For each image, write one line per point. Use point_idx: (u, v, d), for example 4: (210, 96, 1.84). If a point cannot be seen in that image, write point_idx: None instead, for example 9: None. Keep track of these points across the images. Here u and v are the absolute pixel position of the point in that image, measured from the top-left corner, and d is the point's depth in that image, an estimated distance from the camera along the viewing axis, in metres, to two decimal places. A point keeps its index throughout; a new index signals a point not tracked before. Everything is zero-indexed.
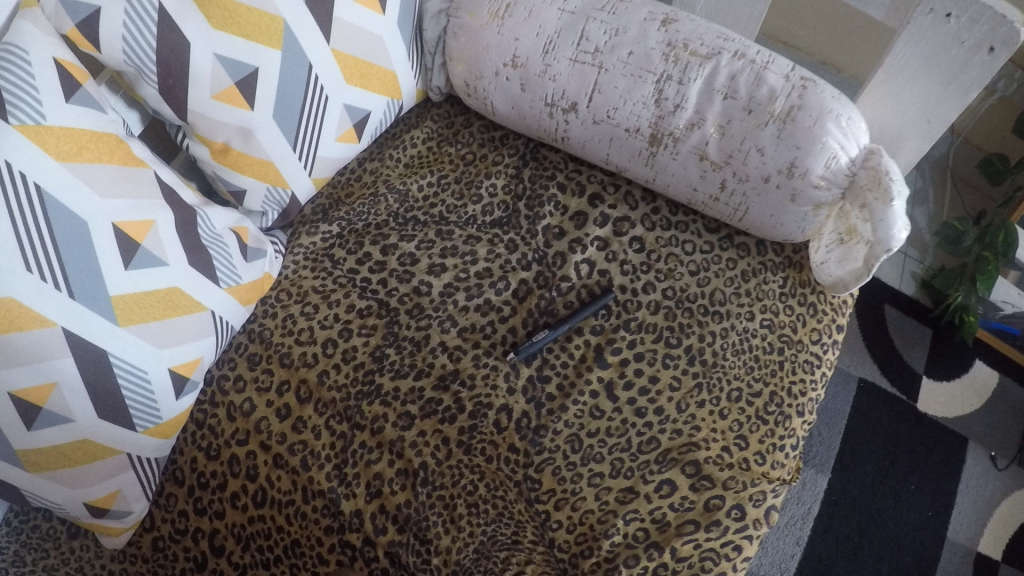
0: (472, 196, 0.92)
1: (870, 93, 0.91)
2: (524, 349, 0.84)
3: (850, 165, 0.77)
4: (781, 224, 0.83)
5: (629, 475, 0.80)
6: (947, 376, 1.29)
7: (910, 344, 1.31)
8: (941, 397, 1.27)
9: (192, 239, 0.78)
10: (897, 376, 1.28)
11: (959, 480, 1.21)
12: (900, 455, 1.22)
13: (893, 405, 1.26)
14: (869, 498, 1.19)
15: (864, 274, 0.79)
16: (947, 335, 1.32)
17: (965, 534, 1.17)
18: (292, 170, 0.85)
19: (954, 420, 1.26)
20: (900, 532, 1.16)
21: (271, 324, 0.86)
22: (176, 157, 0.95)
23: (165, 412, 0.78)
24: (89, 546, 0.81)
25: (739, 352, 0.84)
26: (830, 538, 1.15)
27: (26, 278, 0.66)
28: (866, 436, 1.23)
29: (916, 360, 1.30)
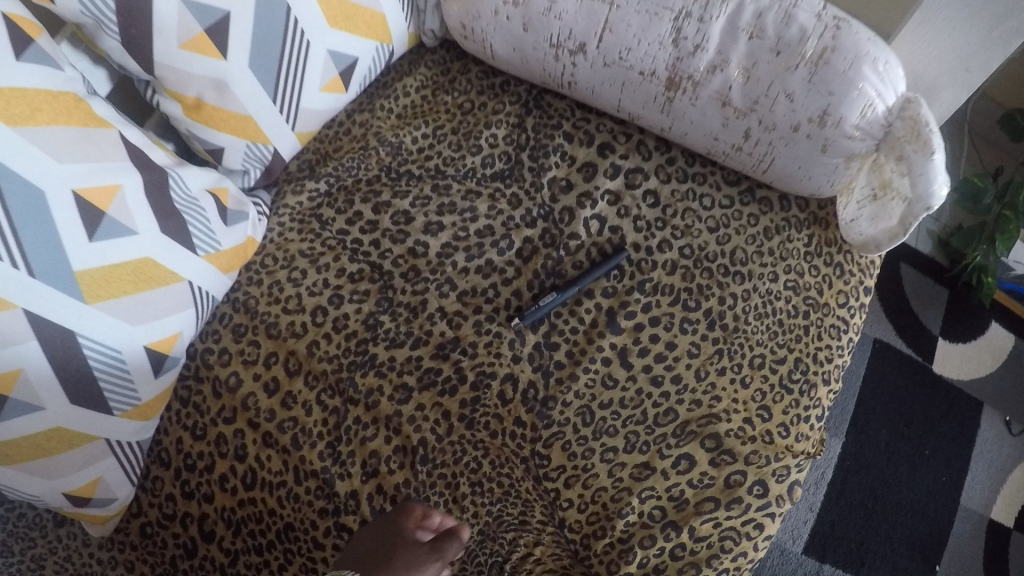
0: (471, 147, 0.84)
1: (904, 36, 0.83)
2: (532, 312, 0.77)
3: (886, 114, 0.70)
4: (808, 176, 0.76)
5: (645, 450, 0.74)
6: (964, 337, 1.23)
7: (927, 304, 1.25)
8: (958, 359, 1.22)
9: (164, 204, 0.71)
10: (913, 336, 1.23)
11: (973, 444, 1.17)
12: (914, 417, 1.17)
13: (909, 367, 1.20)
14: (883, 463, 1.13)
15: (899, 234, 0.73)
16: (964, 294, 1.26)
17: (978, 500, 1.13)
18: (273, 124, 0.77)
19: (970, 382, 1.21)
20: (913, 497, 1.12)
21: (256, 292, 0.79)
22: (149, 120, 0.85)
23: (143, 392, 0.73)
24: (76, 534, 0.77)
25: (762, 317, 0.78)
26: (843, 504, 1.10)
27: None
28: (883, 399, 1.18)
29: (932, 321, 1.24)
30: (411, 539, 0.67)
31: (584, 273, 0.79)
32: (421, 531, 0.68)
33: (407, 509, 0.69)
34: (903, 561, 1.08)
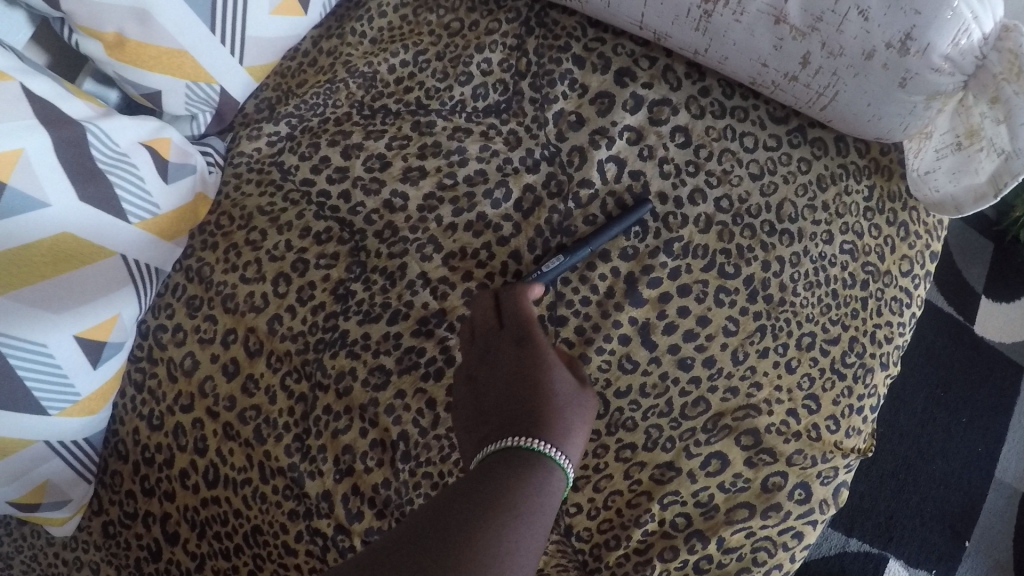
0: (459, 75, 0.69)
1: None
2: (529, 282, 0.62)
3: (981, 44, 0.55)
4: (879, 116, 0.61)
5: (669, 447, 0.62)
6: (1011, 296, 1.07)
7: (971, 258, 1.09)
8: (1002, 319, 1.06)
9: (84, 164, 0.59)
10: (953, 293, 1.07)
11: (1011, 414, 1.01)
12: (953, 380, 1.02)
13: (950, 329, 1.05)
14: (917, 431, 1.00)
15: (987, 196, 0.59)
16: (1015, 247, 1.09)
17: (1014, 473, 0.98)
18: (216, 58, 0.64)
19: (1013, 347, 1.05)
20: (947, 471, 0.98)
21: (211, 259, 0.67)
22: (82, 70, 0.69)
23: (83, 387, 0.63)
24: (40, 533, 0.70)
25: (813, 287, 0.64)
26: (873, 474, 0.98)
27: None
28: (920, 360, 1.03)
29: (974, 278, 1.08)
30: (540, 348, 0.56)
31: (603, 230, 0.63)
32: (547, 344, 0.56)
33: (518, 308, 0.58)
34: (934, 538, 0.95)
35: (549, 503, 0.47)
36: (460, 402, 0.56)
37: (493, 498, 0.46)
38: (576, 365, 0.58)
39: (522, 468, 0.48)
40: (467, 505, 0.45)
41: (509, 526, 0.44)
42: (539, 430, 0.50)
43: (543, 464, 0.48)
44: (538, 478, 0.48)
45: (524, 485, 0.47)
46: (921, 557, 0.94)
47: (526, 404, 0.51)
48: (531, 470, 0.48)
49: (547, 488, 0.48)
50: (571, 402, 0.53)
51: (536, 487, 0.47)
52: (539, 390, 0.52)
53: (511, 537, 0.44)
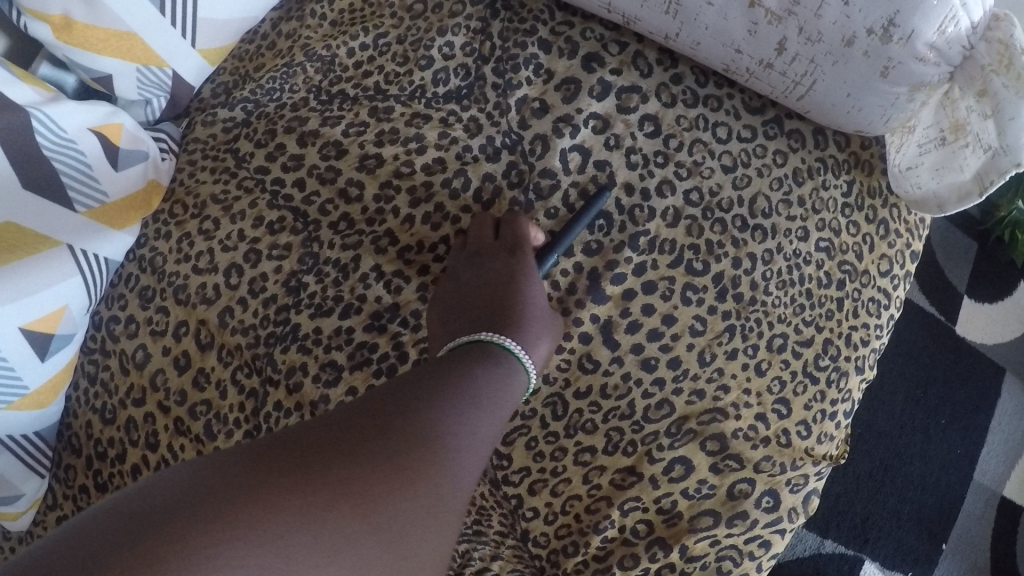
0: (420, 60, 0.66)
1: None
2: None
3: (970, 34, 0.52)
4: (859, 108, 0.57)
5: (630, 451, 0.60)
6: (992, 296, 1.03)
7: (953, 258, 1.05)
8: (984, 320, 1.02)
9: (28, 152, 0.57)
10: (936, 292, 1.03)
11: (992, 415, 0.98)
12: (934, 381, 0.98)
13: (932, 330, 1.01)
14: (897, 431, 0.96)
15: (970, 194, 0.55)
16: (998, 248, 1.05)
17: (992, 475, 0.96)
18: (169, 40, 0.62)
19: (995, 349, 1.01)
20: (927, 473, 0.95)
21: (164, 248, 0.64)
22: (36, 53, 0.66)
23: (31, 380, 0.61)
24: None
25: (786, 286, 0.61)
26: (850, 475, 0.94)
27: None
28: (899, 359, 0.99)
29: (956, 277, 1.04)
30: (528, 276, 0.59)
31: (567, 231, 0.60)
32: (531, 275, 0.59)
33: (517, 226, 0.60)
34: (910, 539, 0.92)
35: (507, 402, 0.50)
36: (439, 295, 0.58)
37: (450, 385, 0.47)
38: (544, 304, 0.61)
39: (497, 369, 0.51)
40: (422, 382, 0.47)
41: (462, 411, 0.46)
42: (517, 333, 0.53)
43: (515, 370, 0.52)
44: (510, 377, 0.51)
45: (489, 388, 0.49)
46: (896, 559, 0.91)
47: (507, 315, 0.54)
48: (504, 371, 0.51)
49: (514, 392, 0.51)
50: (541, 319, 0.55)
51: (504, 386, 0.50)
52: (523, 307, 0.55)
53: (459, 420, 0.46)
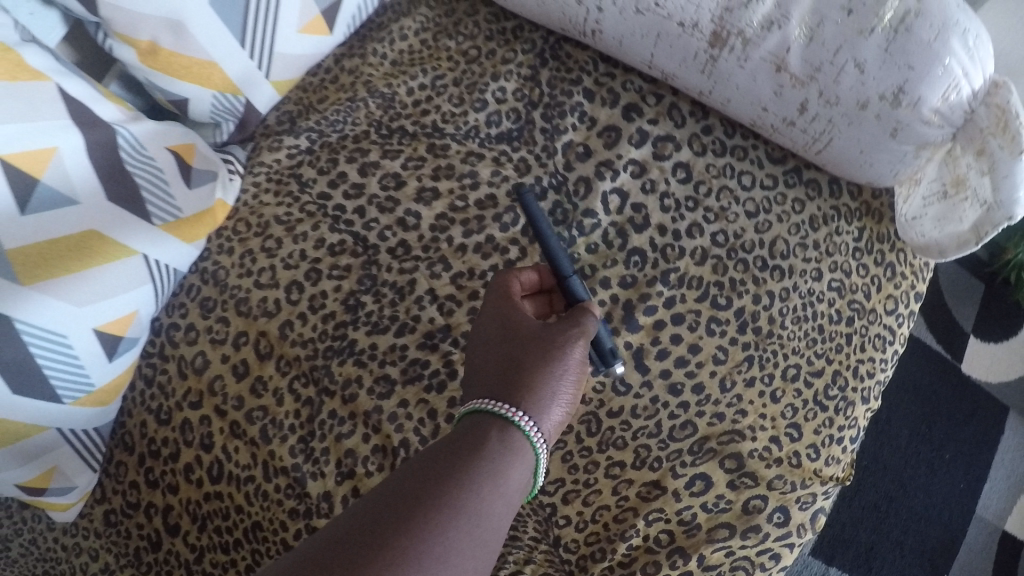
0: (474, 102, 0.73)
1: None
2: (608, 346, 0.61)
3: (971, 99, 0.58)
4: (870, 163, 0.63)
5: (656, 467, 0.65)
6: (998, 336, 1.11)
7: (961, 299, 1.14)
8: (989, 360, 1.10)
9: (114, 167, 0.63)
10: (942, 331, 1.11)
11: (995, 451, 1.05)
12: (938, 419, 1.05)
13: (939, 368, 1.09)
14: (902, 464, 1.03)
15: (969, 243, 0.60)
16: (1005, 289, 1.14)
17: (994, 509, 1.02)
18: (243, 69, 0.67)
19: (998, 387, 1.09)
20: (929, 505, 1.01)
21: (226, 262, 0.69)
22: (109, 73, 0.71)
23: (98, 378, 0.65)
24: (41, 517, 0.72)
25: (801, 321, 0.67)
26: (856, 506, 1.00)
27: None
28: (906, 397, 1.06)
29: (963, 317, 1.12)
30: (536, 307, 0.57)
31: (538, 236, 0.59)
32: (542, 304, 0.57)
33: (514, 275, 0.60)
34: (911, 569, 0.97)
35: (492, 473, 0.46)
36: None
37: (419, 483, 0.44)
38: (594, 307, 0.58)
39: (477, 434, 0.48)
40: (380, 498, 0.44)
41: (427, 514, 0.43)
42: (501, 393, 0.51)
43: (500, 427, 0.49)
44: (493, 442, 0.48)
45: (473, 462, 0.46)
46: None
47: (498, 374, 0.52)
48: (488, 439, 0.48)
49: (502, 459, 0.47)
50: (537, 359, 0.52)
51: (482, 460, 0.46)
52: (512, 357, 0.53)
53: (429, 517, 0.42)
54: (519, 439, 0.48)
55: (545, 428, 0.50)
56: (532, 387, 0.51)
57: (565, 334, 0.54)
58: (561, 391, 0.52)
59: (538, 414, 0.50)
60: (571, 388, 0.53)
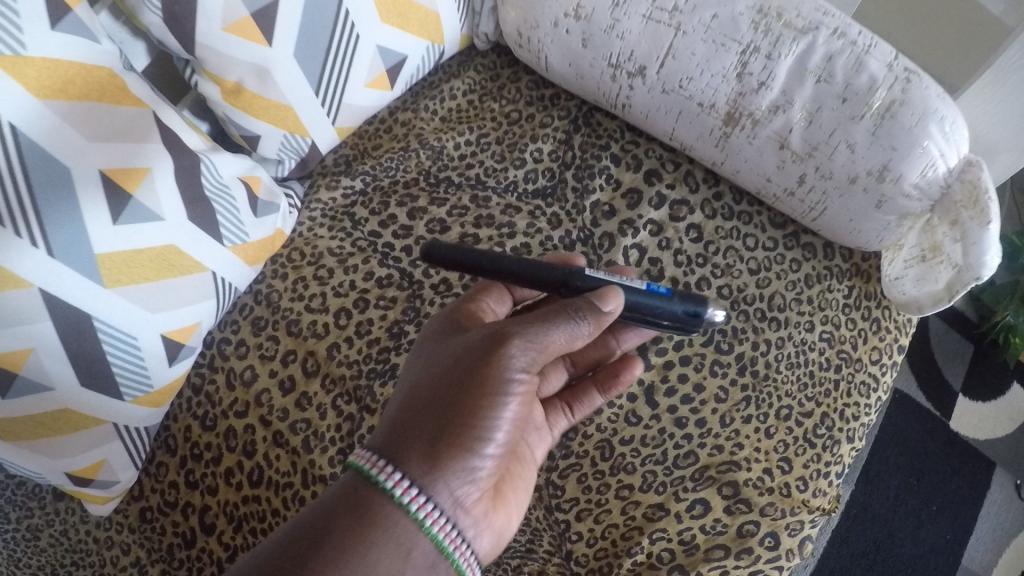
0: (515, 160, 0.82)
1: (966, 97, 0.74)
2: (678, 308, 0.58)
3: (946, 176, 0.67)
4: (859, 230, 0.73)
5: (661, 491, 0.72)
6: (986, 396, 1.15)
7: (951, 358, 1.17)
8: (976, 417, 1.13)
9: (195, 192, 0.70)
10: (932, 390, 1.14)
11: (981, 505, 1.08)
12: (926, 471, 1.09)
13: (926, 423, 1.12)
14: (890, 515, 1.06)
15: (943, 300, 0.69)
16: (993, 351, 1.18)
17: (980, 561, 1.04)
18: (313, 116, 0.75)
19: (986, 444, 1.12)
20: (916, 554, 1.04)
21: (280, 286, 0.77)
22: (184, 100, 0.80)
23: (157, 380, 0.71)
24: (74, 510, 0.76)
25: (793, 366, 0.75)
26: (844, 553, 1.03)
27: (15, 244, 0.59)
28: (895, 449, 1.10)
29: (953, 375, 1.16)
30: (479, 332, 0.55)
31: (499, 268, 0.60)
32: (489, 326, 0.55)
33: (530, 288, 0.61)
34: None
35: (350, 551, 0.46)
36: (558, 380, 0.74)
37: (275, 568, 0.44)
38: (547, 321, 0.52)
39: (340, 505, 0.48)
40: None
41: None
42: (391, 445, 0.50)
43: (369, 497, 0.48)
44: (349, 519, 0.47)
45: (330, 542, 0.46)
46: None
47: (404, 418, 0.51)
48: (347, 515, 0.47)
49: (361, 533, 0.47)
50: (436, 410, 0.51)
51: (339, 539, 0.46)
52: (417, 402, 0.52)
53: None
54: (386, 506, 0.48)
55: (431, 495, 0.48)
56: (416, 442, 0.50)
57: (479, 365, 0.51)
58: (456, 438, 0.49)
59: (421, 477, 0.48)
60: (485, 435, 0.50)
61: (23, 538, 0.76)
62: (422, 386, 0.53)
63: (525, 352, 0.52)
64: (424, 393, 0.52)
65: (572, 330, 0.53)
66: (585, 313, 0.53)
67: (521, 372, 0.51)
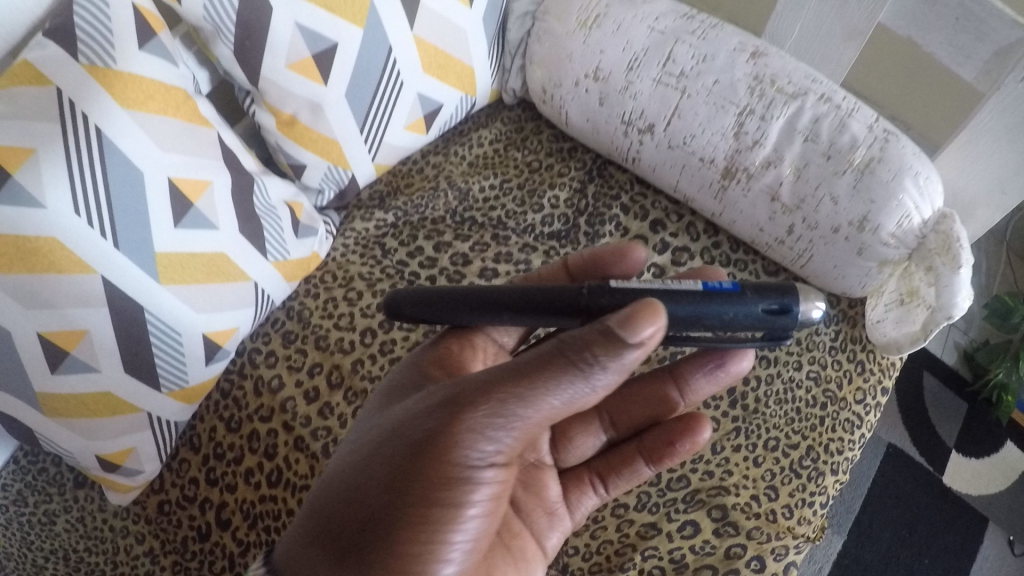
0: (534, 205, 0.90)
1: (946, 158, 0.82)
2: (756, 307, 0.48)
3: (922, 226, 0.75)
4: (842, 276, 0.80)
5: (654, 511, 0.77)
6: (979, 452, 1.15)
7: (945, 416, 1.17)
8: (969, 473, 1.13)
9: (247, 209, 0.78)
10: (927, 446, 1.15)
11: (973, 562, 1.08)
12: (918, 524, 1.10)
13: (919, 477, 1.13)
14: (882, 567, 1.07)
15: (919, 338, 0.75)
16: (985, 409, 1.18)
17: None
18: (355, 151, 0.84)
19: (980, 499, 1.12)
20: None
21: (311, 305, 0.84)
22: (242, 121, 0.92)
23: (193, 377, 0.77)
24: (94, 498, 0.81)
25: (781, 402, 0.81)
26: None
27: (86, 232, 0.66)
28: (888, 502, 1.12)
29: (946, 433, 1.16)
30: (443, 387, 0.51)
31: (491, 305, 0.52)
32: (454, 381, 0.50)
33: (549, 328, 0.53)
34: None
35: None
36: (592, 445, 0.68)
37: None
38: (525, 383, 0.45)
39: None
40: None
41: None
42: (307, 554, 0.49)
43: None
44: None
45: None
46: None
47: (330, 514, 0.49)
48: None
49: None
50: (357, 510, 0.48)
51: None
52: (343, 494, 0.50)
53: None
54: None
55: None
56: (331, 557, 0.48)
57: (429, 439, 0.47)
58: (402, 533, 0.47)
59: None
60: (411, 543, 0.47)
61: (39, 521, 0.81)
62: (357, 469, 0.50)
63: (489, 424, 0.46)
64: (357, 486, 0.49)
65: (574, 390, 0.45)
66: (577, 370, 0.44)
67: (487, 445, 0.47)
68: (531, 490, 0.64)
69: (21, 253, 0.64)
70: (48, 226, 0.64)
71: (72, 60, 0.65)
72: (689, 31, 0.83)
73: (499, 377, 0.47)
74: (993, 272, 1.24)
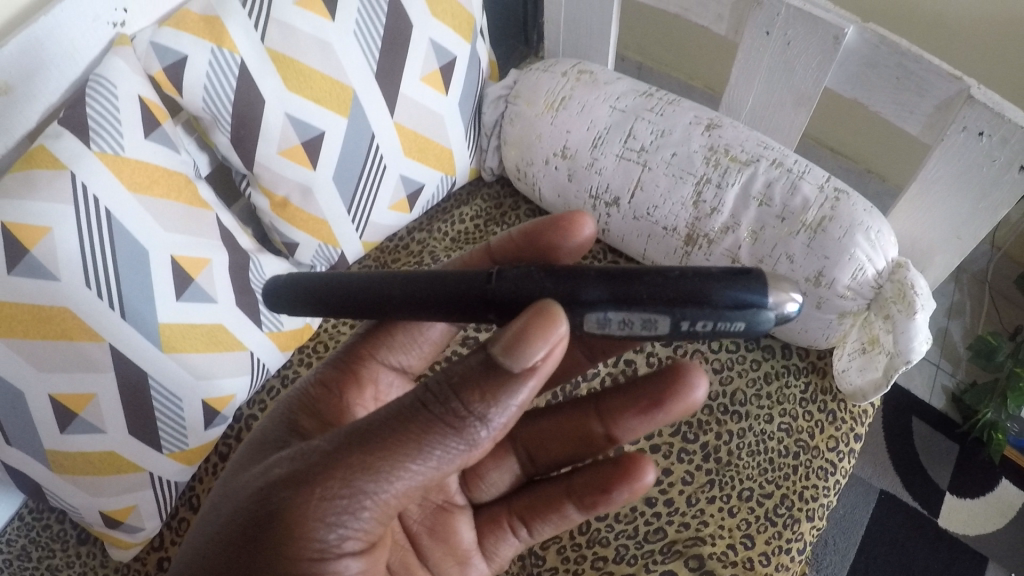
0: None
1: (902, 208, 0.88)
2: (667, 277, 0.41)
3: (876, 277, 0.79)
4: (806, 329, 0.84)
5: (633, 562, 0.79)
6: (974, 492, 1.16)
7: (937, 461, 1.19)
8: (965, 513, 1.15)
9: (241, 283, 0.84)
10: (920, 491, 1.17)
11: None
12: (915, 568, 1.10)
13: (915, 524, 1.14)
14: None
15: (882, 385, 0.79)
16: (977, 448, 1.19)
17: None
18: (344, 230, 0.91)
19: (976, 539, 1.13)
20: None
21: (303, 372, 0.91)
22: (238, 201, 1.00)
23: (192, 439, 0.82)
24: (95, 553, 0.85)
25: (753, 454, 0.84)
26: None
27: (95, 303, 0.72)
28: (884, 548, 1.12)
29: (939, 477, 1.18)
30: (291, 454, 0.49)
31: (379, 303, 0.47)
32: (302, 447, 0.48)
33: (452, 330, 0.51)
34: None
35: None
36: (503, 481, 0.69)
37: None
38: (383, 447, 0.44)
39: None
40: None
41: None
42: None
43: None
44: None
45: None
46: None
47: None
48: None
49: None
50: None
51: None
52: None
53: None
54: None
55: None
56: None
57: (272, 519, 0.46)
58: None
59: None
60: None
61: None
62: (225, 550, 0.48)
63: (336, 507, 0.45)
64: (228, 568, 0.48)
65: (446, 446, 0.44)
66: (447, 430, 0.44)
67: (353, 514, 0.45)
68: (439, 539, 0.66)
69: (35, 320, 0.70)
70: (60, 297, 0.71)
71: (86, 146, 0.72)
72: (647, 109, 0.90)
73: (349, 442, 0.45)
74: (978, 313, 1.28)
